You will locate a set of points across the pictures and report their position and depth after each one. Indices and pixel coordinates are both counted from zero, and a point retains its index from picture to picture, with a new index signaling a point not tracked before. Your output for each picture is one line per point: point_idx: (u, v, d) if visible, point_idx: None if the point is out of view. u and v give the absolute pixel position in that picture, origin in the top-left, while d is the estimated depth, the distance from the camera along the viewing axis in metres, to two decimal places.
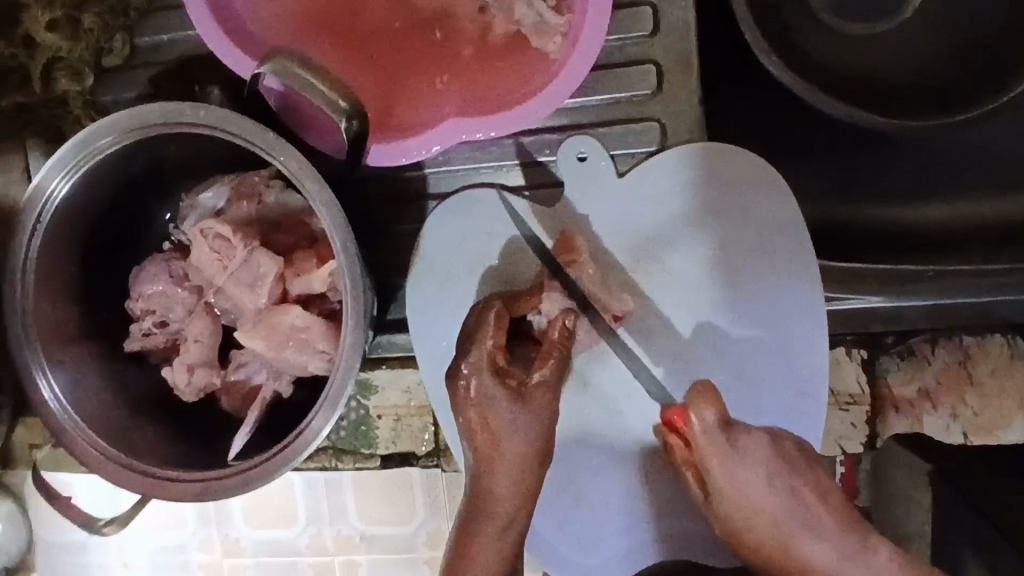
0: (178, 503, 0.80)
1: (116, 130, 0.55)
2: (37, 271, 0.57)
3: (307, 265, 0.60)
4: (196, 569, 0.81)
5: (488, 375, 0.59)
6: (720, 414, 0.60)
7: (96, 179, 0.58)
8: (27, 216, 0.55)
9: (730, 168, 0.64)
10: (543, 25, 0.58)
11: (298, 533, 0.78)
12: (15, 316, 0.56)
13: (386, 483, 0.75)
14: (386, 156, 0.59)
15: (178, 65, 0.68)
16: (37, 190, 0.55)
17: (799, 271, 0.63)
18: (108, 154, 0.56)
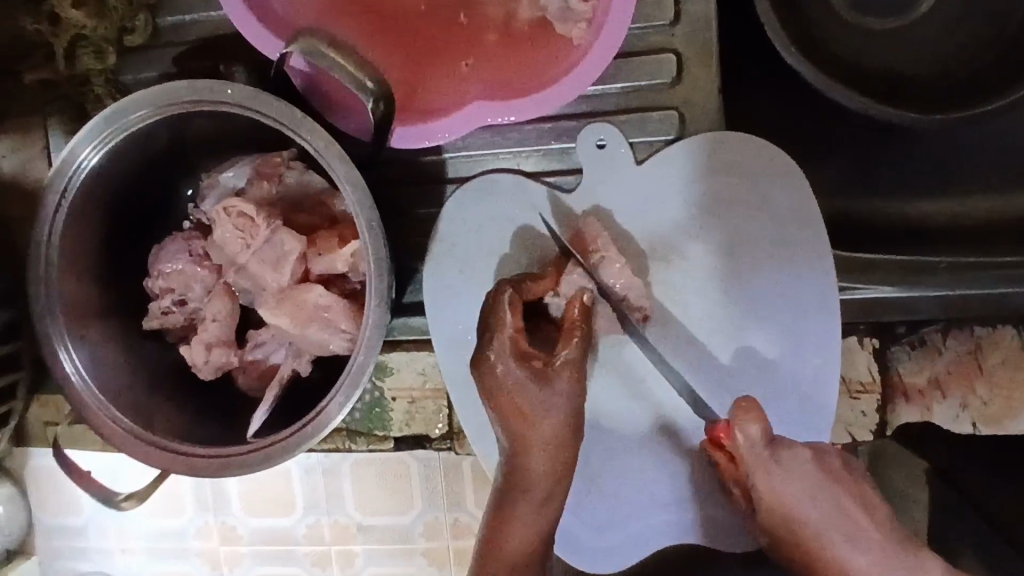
0: (178, 489, 0.81)
1: (145, 105, 0.55)
2: (62, 245, 0.57)
3: (329, 245, 0.60)
4: (194, 556, 0.82)
5: (512, 360, 0.58)
6: (762, 429, 0.57)
7: (124, 152, 0.59)
8: (56, 187, 0.56)
9: (751, 159, 0.64)
10: (567, 12, 0.58)
11: (296, 522, 0.80)
12: (40, 289, 0.57)
13: (384, 471, 0.77)
14: (411, 138, 0.60)
15: (201, 45, 0.67)
16: (68, 159, 0.56)
17: (816, 262, 0.64)
18: (137, 129, 0.57)
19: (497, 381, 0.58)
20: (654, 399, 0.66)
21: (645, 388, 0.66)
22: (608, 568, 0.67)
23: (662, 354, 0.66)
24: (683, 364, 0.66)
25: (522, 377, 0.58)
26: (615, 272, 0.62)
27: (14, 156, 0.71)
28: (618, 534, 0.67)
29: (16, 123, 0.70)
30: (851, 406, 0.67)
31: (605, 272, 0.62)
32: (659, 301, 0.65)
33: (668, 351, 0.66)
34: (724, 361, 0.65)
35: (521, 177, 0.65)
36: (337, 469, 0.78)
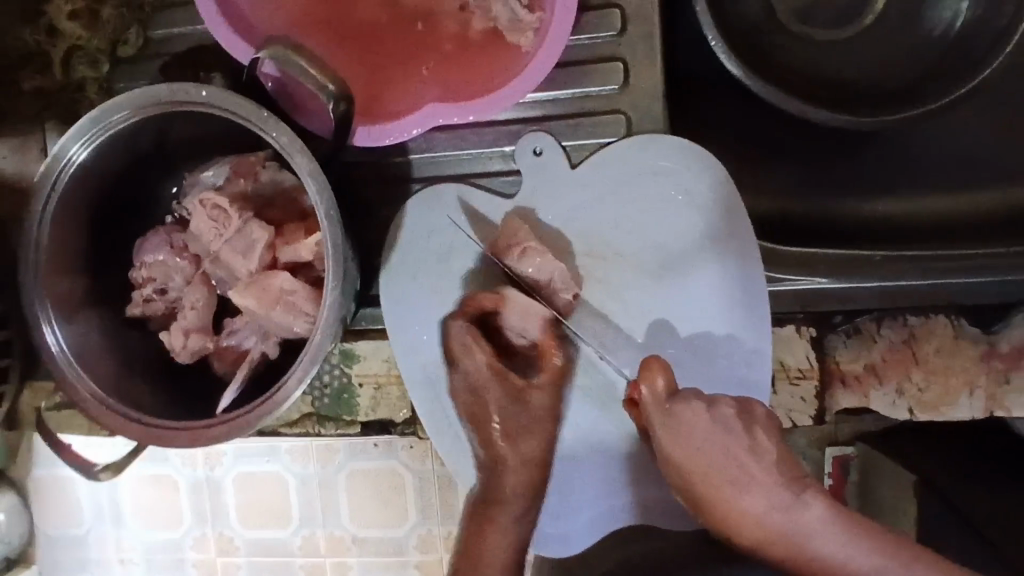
0: (176, 502, 0.91)
1: (128, 106, 0.60)
2: (51, 233, 0.62)
3: (296, 236, 0.66)
4: (190, 567, 0.93)
5: (490, 378, 0.68)
6: (665, 376, 0.63)
7: (110, 149, 0.64)
8: (47, 180, 0.61)
9: (674, 156, 0.69)
10: (516, 22, 0.63)
11: (291, 534, 0.90)
12: (29, 269, 0.62)
13: (377, 485, 0.87)
14: (371, 138, 0.64)
15: (188, 56, 0.73)
16: (59, 155, 0.61)
17: (743, 254, 0.68)
18: (123, 128, 0.62)
19: (477, 397, 0.69)
20: (600, 388, 0.71)
21: (585, 378, 0.70)
22: (565, 552, 0.71)
23: (604, 349, 0.70)
24: (624, 358, 0.70)
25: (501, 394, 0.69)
26: (532, 265, 0.67)
27: (12, 158, 0.77)
28: (576, 519, 0.71)
29: (16, 125, 0.76)
30: (791, 391, 0.70)
31: (524, 263, 0.67)
32: (595, 296, 0.70)
33: (608, 342, 0.70)
34: (662, 347, 0.70)
35: (461, 186, 0.70)
36: (333, 481, 0.88)
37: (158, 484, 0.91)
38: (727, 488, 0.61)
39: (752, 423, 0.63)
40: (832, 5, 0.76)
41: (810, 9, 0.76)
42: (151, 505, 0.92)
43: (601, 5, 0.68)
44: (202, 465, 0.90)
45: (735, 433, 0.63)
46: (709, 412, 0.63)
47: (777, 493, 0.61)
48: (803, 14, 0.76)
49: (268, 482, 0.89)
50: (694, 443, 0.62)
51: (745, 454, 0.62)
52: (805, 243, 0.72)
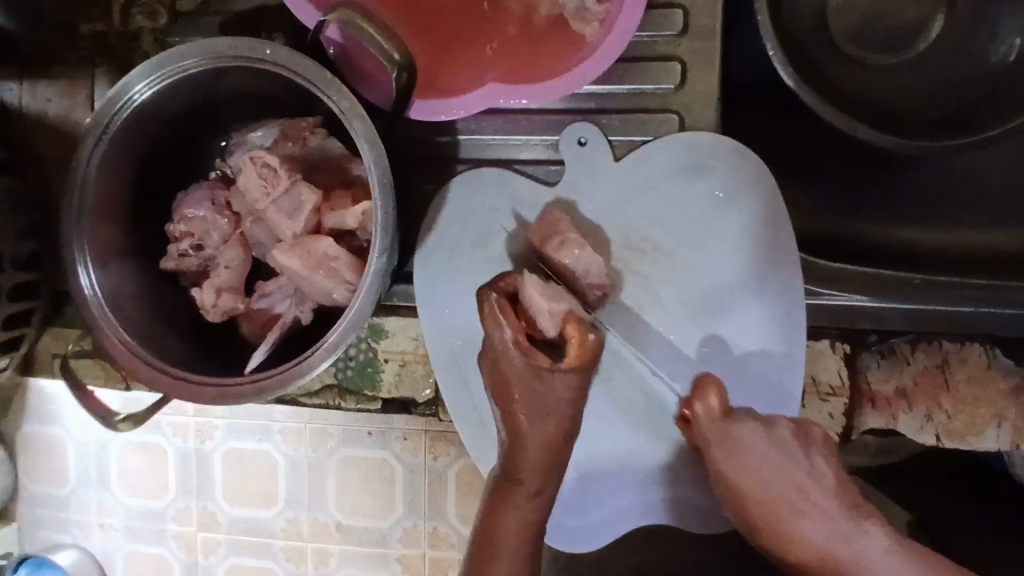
0: (164, 474, 0.89)
1: (198, 55, 0.60)
2: (100, 169, 0.62)
3: (342, 202, 0.65)
4: (171, 539, 0.90)
5: (515, 356, 0.63)
6: (718, 398, 0.65)
7: (171, 94, 0.63)
8: (107, 112, 0.61)
9: (721, 158, 0.68)
10: (584, 11, 0.63)
11: (275, 515, 0.88)
12: (73, 201, 0.61)
13: (369, 473, 0.85)
14: (427, 111, 0.65)
15: (245, 15, 0.73)
16: (123, 91, 0.60)
17: (782, 263, 0.68)
18: (188, 75, 0.61)
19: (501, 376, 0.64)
20: (628, 381, 0.71)
21: (612, 372, 0.71)
22: (577, 547, 0.72)
23: (635, 343, 0.71)
24: (654, 353, 0.71)
25: (523, 370, 0.63)
26: (571, 257, 0.66)
27: (59, 101, 0.77)
28: (591, 514, 0.72)
29: (67, 68, 0.76)
30: (819, 407, 0.70)
31: (561, 254, 0.66)
32: (628, 290, 0.70)
33: (636, 336, 0.70)
34: (692, 346, 0.71)
35: (504, 169, 0.70)
36: (322, 466, 0.86)
37: (146, 452, 0.89)
38: (788, 512, 0.63)
39: (810, 447, 0.64)
40: (887, 29, 0.77)
41: (861, 30, 0.77)
42: (137, 471, 0.90)
43: (664, 4, 0.68)
44: (193, 437, 0.88)
45: (794, 458, 0.63)
46: (779, 442, 0.64)
47: (838, 521, 0.61)
48: (856, 35, 0.77)
49: (259, 461, 0.87)
50: (753, 466, 0.63)
51: (817, 487, 0.63)
52: (844, 258, 0.72)
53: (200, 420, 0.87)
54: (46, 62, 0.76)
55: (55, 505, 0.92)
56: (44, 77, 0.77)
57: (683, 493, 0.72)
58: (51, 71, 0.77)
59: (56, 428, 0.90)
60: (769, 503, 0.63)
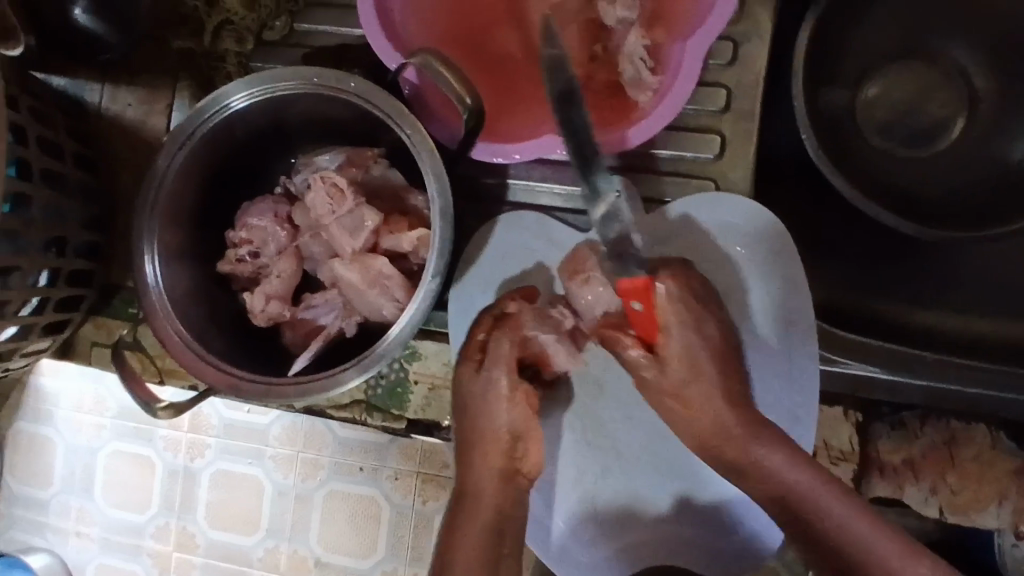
0: (149, 483, 1.01)
1: (296, 78, 0.65)
2: (183, 161, 0.67)
3: (400, 227, 0.69)
4: (146, 555, 1.02)
5: (474, 345, 0.70)
6: (642, 303, 0.66)
7: (263, 108, 0.69)
8: (205, 112, 0.66)
9: (749, 222, 0.73)
10: (639, 80, 0.69)
11: (255, 544, 0.99)
12: (151, 187, 0.66)
13: (358, 509, 0.97)
14: (487, 152, 0.70)
15: (326, 51, 0.79)
16: (222, 96, 0.66)
17: (804, 330, 0.72)
18: (284, 94, 0.67)
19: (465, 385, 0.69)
20: (641, 427, 0.75)
21: (631, 412, 0.75)
22: None
23: None
24: None
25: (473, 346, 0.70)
26: (593, 293, 0.69)
27: (139, 107, 0.83)
28: (597, 551, 0.75)
29: (153, 80, 0.83)
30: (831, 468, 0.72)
31: (584, 290, 0.69)
32: None
33: None
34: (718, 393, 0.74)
35: (543, 214, 0.75)
36: (309, 495, 0.98)
37: (138, 463, 1.01)
38: None
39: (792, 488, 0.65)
40: (910, 127, 0.84)
41: (886, 124, 0.83)
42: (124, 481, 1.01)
43: (711, 82, 0.75)
44: (182, 455, 1.00)
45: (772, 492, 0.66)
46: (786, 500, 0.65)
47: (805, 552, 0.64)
48: (881, 127, 0.83)
49: (246, 484, 0.99)
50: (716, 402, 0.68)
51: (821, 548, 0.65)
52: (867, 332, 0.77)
53: (192, 439, 1.00)
54: (133, 71, 0.83)
55: (38, 507, 1.03)
56: (128, 84, 0.83)
57: (682, 544, 0.75)
58: (137, 80, 0.83)
59: (48, 429, 1.02)
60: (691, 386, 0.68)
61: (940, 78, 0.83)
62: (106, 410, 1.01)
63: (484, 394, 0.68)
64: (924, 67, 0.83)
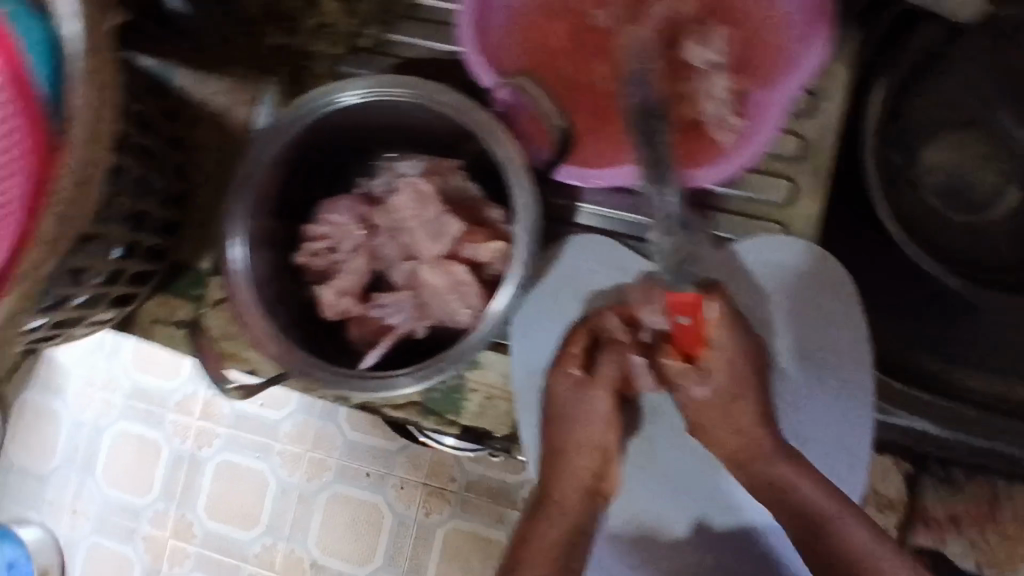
0: (144, 475, 1.15)
1: (410, 87, 0.68)
2: (283, 145, 0.70)
3: (479, 238, 0.71)
4: (140, 537, 1.14)
5: (576, 358, 0.75)
6: (691, 317, 0.73)
7: (370, 108, 0.71)
8: (319, 102, 0.69)
9: (818, 270, 0.75)
10: (723, 121, 0.72)
11: (252, 542, 1.11)
12: (250, 167, 0.69)
13: (363, 518, 1.09)
14: (571, 175, 0.73)
15: (414, 63, 0.82)
16: (337, 90, 0.69)
17: (860, 379, 0.74)
18: (394, 99, 0.69)
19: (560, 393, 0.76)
20: (692, 457, 0.77)
21: (683, 441, 0.77)
22: None
23: None
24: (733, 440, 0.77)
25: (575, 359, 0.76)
26: (663, 318, 0.73)
27: (224, 95, 0.84)
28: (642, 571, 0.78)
29: (240, 69, 0.83)
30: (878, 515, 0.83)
31: (657, 316, 0.73)
32: None
33: None
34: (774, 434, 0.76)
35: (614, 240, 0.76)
36: (312, 497, 1.10)
37: (140, 445, 1.15)
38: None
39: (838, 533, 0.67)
40: (969, 193, 0.85)
41: (946, 187, 0.85)
42: (127, 462, 1.15)
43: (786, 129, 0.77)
44: (191, 442, 1.14)
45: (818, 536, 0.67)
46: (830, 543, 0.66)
47: None
48: (940, 191, 0.85)
49: (250, 476, 1.12)
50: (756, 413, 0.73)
51: None
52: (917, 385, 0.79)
53: (202, 428, 1.14)
54: (222, 60, 0.83)
55: (33, 477, 1.18)
56: (215, 72, 0.83)
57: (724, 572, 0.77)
58: (224, 69, 0.83)
59: (57, 401, 1.18)
60: (736, 403, 0.73)
61: (1003, 150, 0.85)
62: (116, 390, 1.16)
63: (582, 408, 0.75)
64: (989, 137, 0.85)
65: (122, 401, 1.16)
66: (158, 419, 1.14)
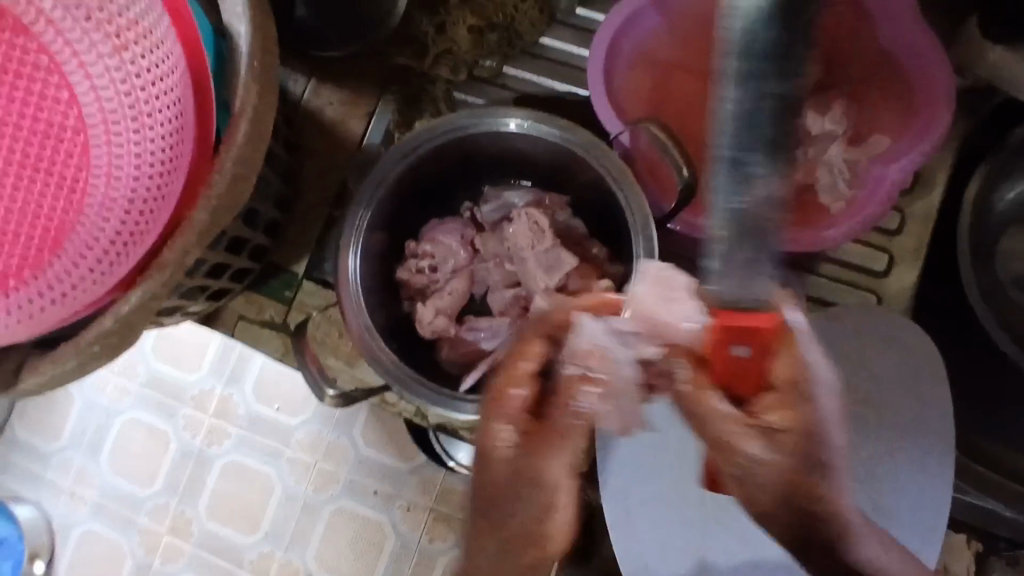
0: (153, 464, 1.11)
1: (552, 125, 0.69)
2: (410, 159, 0.71)
3: (589, 274, 0.74)
4: (137, 530, 1.11)
5: (519, 391, 0.45)
6: (753, 345, 0.38)
7: (505, 137, 0.73)
8: (459, 123, 0.70)
9: (907, 342, 0.78)
10: (834, 190, 0.76)
11: (250, 545, 1.08)
12: (378, 175, 0.70)
13: (365, 536, 1.06)
14: (686, 225, 0.74)
15: (532, 97, 0.84)
16: (481, 117, 0.70)
17: (939, 453, 0.77)
18: (533, 134, 0.71)
19: (490, 451, 0.47)
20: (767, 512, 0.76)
21: None
22: None
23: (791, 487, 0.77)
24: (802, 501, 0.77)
25: (521, 403, 0.45)
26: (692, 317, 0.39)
27: (339, 107, 0.85)
28: None
29: (357, 82, 0.85)
30: None
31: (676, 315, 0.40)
32: None
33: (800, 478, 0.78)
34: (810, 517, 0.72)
35: None
36: (316, 508, 1.08)
37: (150, 433, 1.12)
38: None
39: None
40: None
41: None
42: (133, 453, 1.12)
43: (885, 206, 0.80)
44: (202, 438, 1.11)
45: None
46: None
47: None
48: None
49: (256, 477, 1.09)
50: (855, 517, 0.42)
51: None
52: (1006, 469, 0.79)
53: (216, 425, 1.10)
54: (341, 72, 0.85)
55: (35, 458, 1.13)
56: (333, 84, 0.85)
57: None
58: (342, 82, 0.85)
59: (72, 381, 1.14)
60: (809, 481, 0.40)
61: None
62: (134, 377, 1.12)
63: (522, 488, 0.48)
64: None
65: (138, 388, 1.12)
66: (172, 410, 1.11)
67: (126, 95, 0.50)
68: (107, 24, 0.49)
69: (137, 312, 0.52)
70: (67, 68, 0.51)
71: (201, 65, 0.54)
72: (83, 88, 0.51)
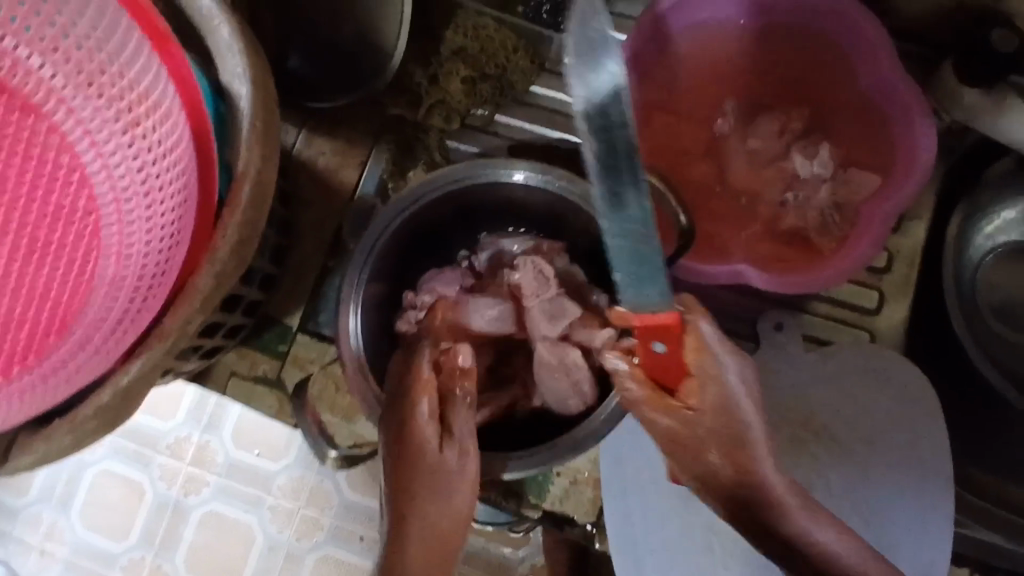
0: (128, 520, 1.06)
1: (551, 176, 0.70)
2: (410, 212, 0.72)
3: (593, 322, 0.72)
4: None
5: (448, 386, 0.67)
6: (667, 342, 0.54)
7: (504, 188, 0.73)
8: (458, 176, 0.71)
9: (904, 380, 0.79)
10: (827, 232, 0.77)
11: None
12: (379, 228, 0.70)
13: None
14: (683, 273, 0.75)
15: (526, 145, 0.85)
16: (479, 169, 0.71)
17: (941, 489, 0.78)
18: (532, 185, 0.72)
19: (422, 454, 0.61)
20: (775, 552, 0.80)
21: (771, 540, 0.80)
22: None
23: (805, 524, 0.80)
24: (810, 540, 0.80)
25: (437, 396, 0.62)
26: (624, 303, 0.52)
27: (332, 158, 0.84)
28: None
29: (350, 133, 0.85)
30: None
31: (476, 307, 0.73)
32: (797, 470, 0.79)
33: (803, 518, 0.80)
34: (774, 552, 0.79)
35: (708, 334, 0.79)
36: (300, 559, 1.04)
37: (124, 487, 1.07)
38: None
39: None
40: None
41: None
42: (107, 508, 1.07)
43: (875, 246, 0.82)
44: (178, 488, 1.06)
45: None
46: None
47: None
48: None
49: (238, 529, 1.05)
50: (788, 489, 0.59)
51: None
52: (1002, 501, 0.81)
53: (193, 476, 1.06)
54: (333, 123, 0.85)
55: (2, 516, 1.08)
56: (325, 134, 0.85)
57: None
58: (335, 132, 0.85)
59: None
60: (743, 459, 0.58)
61: None
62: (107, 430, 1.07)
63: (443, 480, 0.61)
64: None
65: (111, 440, 1.07)
66: (147, 461, 1.06)
67: (135, 169, 0.51)
68: (118, 100, 0.50)
69: (137, 383, 0.50)
70: (77, 145, 0.51)
71: (203, 124, 0.54)
72: (96, 165, 0.51)
